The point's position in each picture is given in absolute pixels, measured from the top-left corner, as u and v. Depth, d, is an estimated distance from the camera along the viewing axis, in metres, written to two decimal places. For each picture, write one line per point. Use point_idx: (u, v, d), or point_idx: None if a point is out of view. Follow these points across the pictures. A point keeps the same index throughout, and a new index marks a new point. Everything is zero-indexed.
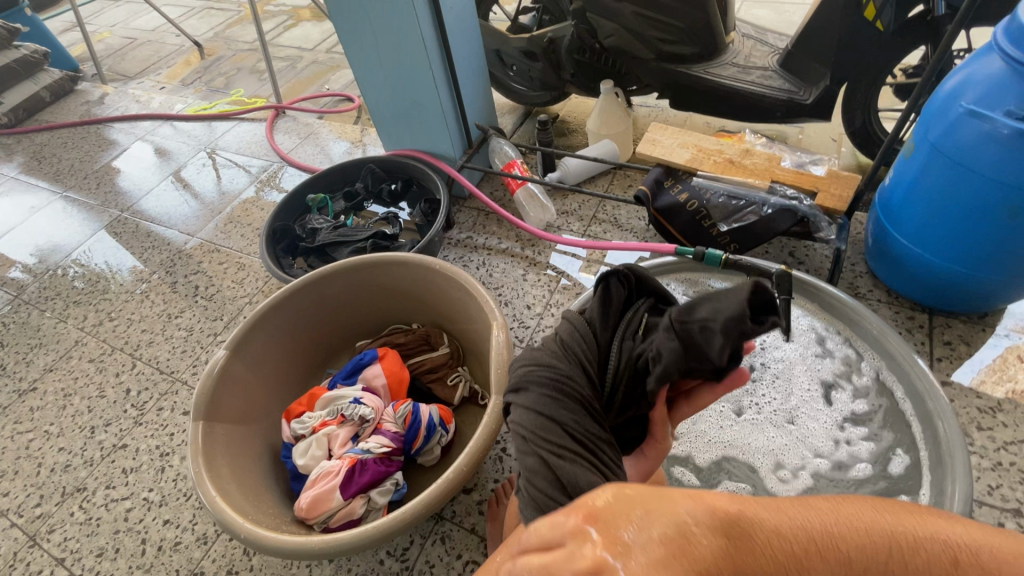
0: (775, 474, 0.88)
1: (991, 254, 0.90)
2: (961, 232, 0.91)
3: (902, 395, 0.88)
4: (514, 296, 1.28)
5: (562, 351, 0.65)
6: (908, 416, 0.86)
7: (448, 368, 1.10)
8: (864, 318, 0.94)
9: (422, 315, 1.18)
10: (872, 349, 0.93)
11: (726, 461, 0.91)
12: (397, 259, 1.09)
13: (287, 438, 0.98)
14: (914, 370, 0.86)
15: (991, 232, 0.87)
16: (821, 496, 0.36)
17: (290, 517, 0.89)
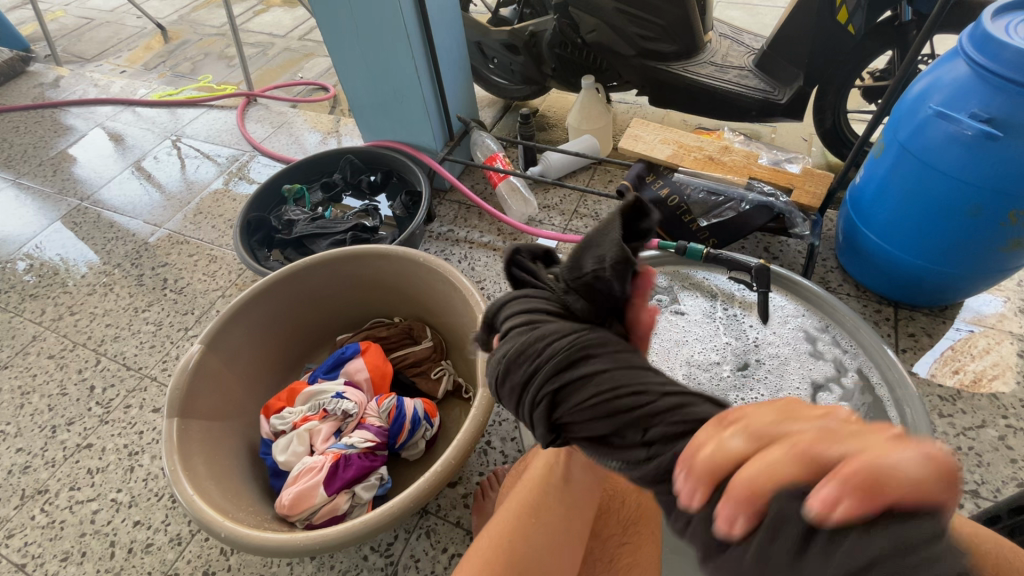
0: None
1: (954, 249, 0.94)
2: (928, 229, 0.95)
3: (879, 381, 0.91)
4: (497, 290, 1.28)
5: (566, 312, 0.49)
6: (886, 405, 0.88)
7: (431, 362, 1.09)
8: (837, 309, 0.97)
9: (404, 309, 1.17)
10: (850, 340, 0.96)
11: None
12: (379, 251, 1.07)
13: (267, 434, 0.96)
14: (885, 359, 0.90)
15: (955, 228, 0.92)
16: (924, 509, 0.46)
17: (271, 514, 0.87)
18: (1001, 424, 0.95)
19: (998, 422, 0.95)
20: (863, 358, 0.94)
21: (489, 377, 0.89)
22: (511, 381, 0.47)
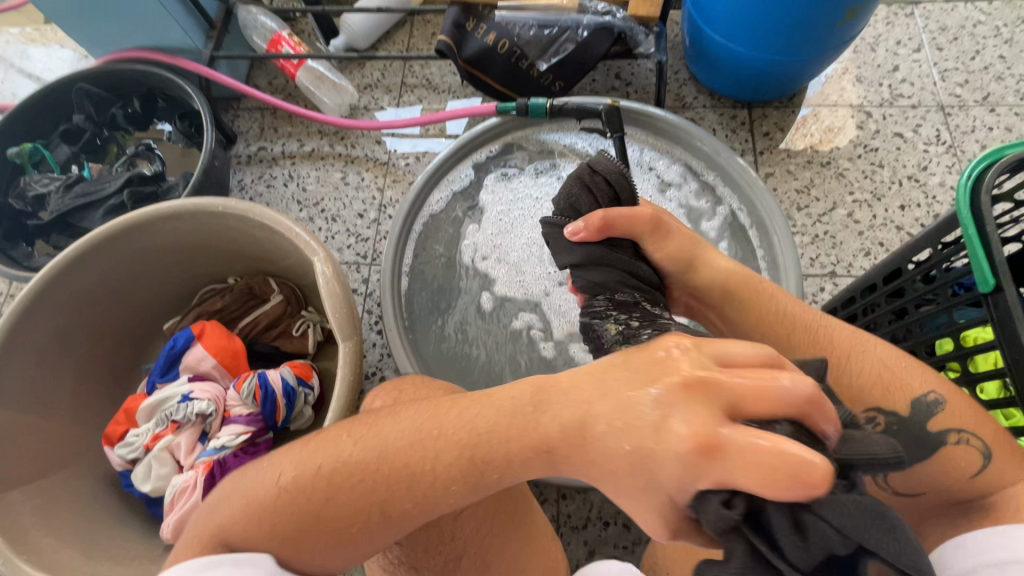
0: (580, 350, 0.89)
1: (791, 35, 0.88)
2: (767, 16, 0.87)
3: (750, 224, 0.87)
4: (341, 208, 1.08)
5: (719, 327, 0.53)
6: (745, 228, 0.87)
7: (289, 318, 0.94)
8: (694, 138, 0.90)
9: (234, 266, 0.97)
10: (727, 188, 0.90)
11: (527, 303, 0.93)
12: (161, 212, 0.83)
13: (120, 466, 0.81)
14: (757, 195, 0.85)
15: (793, 8, 0.84)
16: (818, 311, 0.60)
17: (162, 548, 0.77)
18: (848, 201, 1.00)
19: (846, 201, 1.00)
20: (735, 199, 0.89)
21: (348, 328, 0.75)
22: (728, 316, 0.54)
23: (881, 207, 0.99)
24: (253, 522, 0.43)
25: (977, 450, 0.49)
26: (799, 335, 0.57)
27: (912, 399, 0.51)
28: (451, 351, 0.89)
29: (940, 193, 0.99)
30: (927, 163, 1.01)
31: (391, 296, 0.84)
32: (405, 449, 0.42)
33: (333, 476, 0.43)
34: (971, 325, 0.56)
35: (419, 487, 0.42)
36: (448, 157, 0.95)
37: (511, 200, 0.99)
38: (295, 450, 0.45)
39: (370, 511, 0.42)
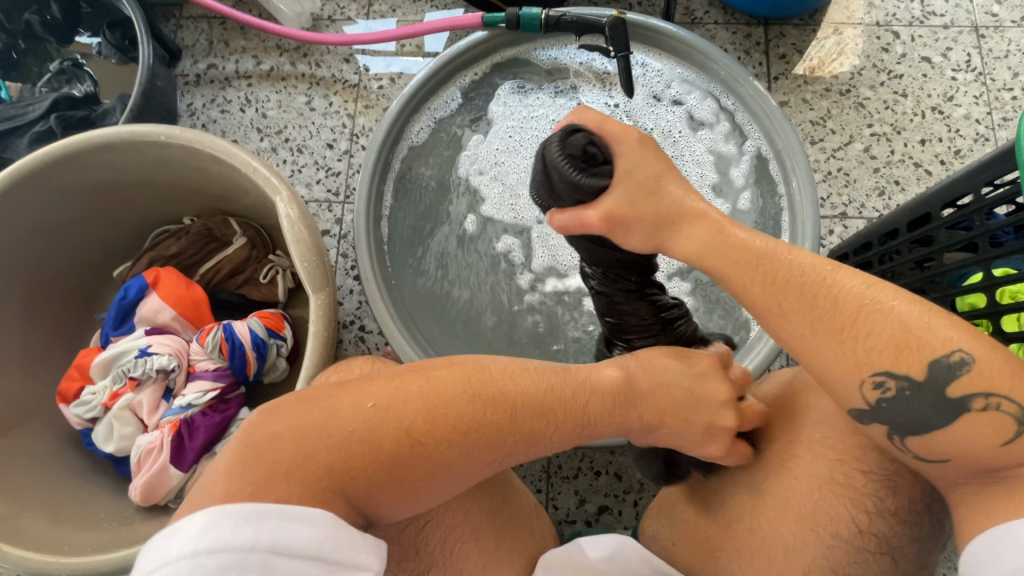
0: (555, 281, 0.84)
1: None
2: None
3: (769, 155, 0.79)
4: (308, 137, 0.96)
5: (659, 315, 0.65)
6: (768, 160, 0.79)
7: (256, 263, 0.85)
8: (710, 59, 0.80)
9: (188, 205, 0.86)
10: (744, 115, 0.81)
11: (514, 225, 0.86)
12: (94, 142, 0.71)
13: (79, 425, 0.75)
14: (777, 126, 0.76)
15: None
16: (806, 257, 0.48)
17: (133, 509, 0.73)
18: (867, 134, 0.92)
19: (864, 134, 0.92)
20: (754, 128, 0.81)
21: (319, 278, 0.67)
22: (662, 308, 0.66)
23: (900, 141, 0.91)
24: (297, 480, 0.38)
25: (1010, 415, 0.40)
26: (791, 306, 0.46)
27: (931, 360, 0.42)
28: (429, 289, 0.82)
29: (964, 127, 0.91)
30: (954, 93, 0.93)
31: (365, 233, 0.74)
32: (456, 408, 0.43)
33: (372, 433, 0.41)
34: (1012, 281, 0.51)
35: (494, 437, 0.44)
36: (428, 79, 0.82)
37: (517, 134, 0.88)
38: (314, 411, 0.41)
39: (424, 465, 0.42)
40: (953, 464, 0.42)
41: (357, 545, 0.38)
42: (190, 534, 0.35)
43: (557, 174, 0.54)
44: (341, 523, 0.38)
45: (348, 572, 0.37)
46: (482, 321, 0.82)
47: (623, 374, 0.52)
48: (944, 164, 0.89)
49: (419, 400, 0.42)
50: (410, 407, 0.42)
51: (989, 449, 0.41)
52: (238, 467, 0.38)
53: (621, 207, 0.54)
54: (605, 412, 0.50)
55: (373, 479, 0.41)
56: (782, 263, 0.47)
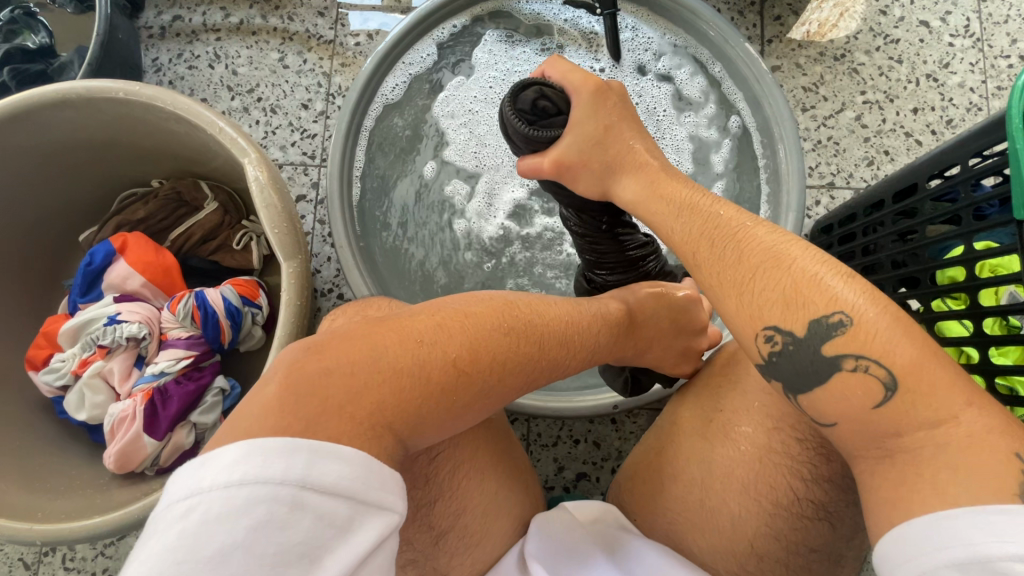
0: (525, 232, 0.84)
1: None
2: None
3: (757, 126, 0.77)
4: (281, 97, 0.92)
5: (631, 260, 0.70)
6: (752, 140, 0.79)
7: (228, 229, 0.83)
8: (699, 20, 0.76)
9: (155, 167, 0.82)
10: (732, 81, 0.79)
11: (484, 175, 0.84)
12: (48, 99, 0.67)
13: (50, 393, 0.74)
14: (767, 93, 0.73)
15: None
16: (732, 210, 0.51)
17: (109, 477, 0.72)
18: (858, 102, 0.89)
19: (856, 102, 0.89)
20: (741, 94, 0.78)
21: (291, 245, 0.65)
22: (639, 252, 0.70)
23: (892, 110, 0.89)
24: (349, 417, 0.37)
25: (878, 380, 0.40)
26: (705, 255, 0.49)
27: (812, 319, 0.43)
28: (392, 245, 0.81)
29: (957, 96, 0.89)
30: (951, 60, 0.90)
31: (339, 198, 0.71)
32: (493, 340, 0.44)
33: (421, 365, 0.41)
34: (993, 255, 0.50)
35: (527, 363, 0.46)
36: (407, 32, 0.77)
37: (491, 94, 0.85)
38: (361, 347, 0.41)
39: (472, 392, 0.43)
40: (840, 427, 0.42)
41: (386, 485, 0.35)
42: (223, 463, 0.32)
43: (510, 129, 0.61)
44: (374, 463, 0.35)
45: (374, 512, 0.34)
46: (435, 280, 0.82)
47: (624, 307, 0.58)
48: (935, 133, 0.88)
49: (461, 332, 0.43)
50: (451, 338, 0.43)
51: (863, 411, 0.40)
52: (259, 411, 0.36)
53: (571, 154, 0.59)
54: (607, 343, 0.55)
55: (416, 410, 0.40)
56: (715, 220, 0.50)
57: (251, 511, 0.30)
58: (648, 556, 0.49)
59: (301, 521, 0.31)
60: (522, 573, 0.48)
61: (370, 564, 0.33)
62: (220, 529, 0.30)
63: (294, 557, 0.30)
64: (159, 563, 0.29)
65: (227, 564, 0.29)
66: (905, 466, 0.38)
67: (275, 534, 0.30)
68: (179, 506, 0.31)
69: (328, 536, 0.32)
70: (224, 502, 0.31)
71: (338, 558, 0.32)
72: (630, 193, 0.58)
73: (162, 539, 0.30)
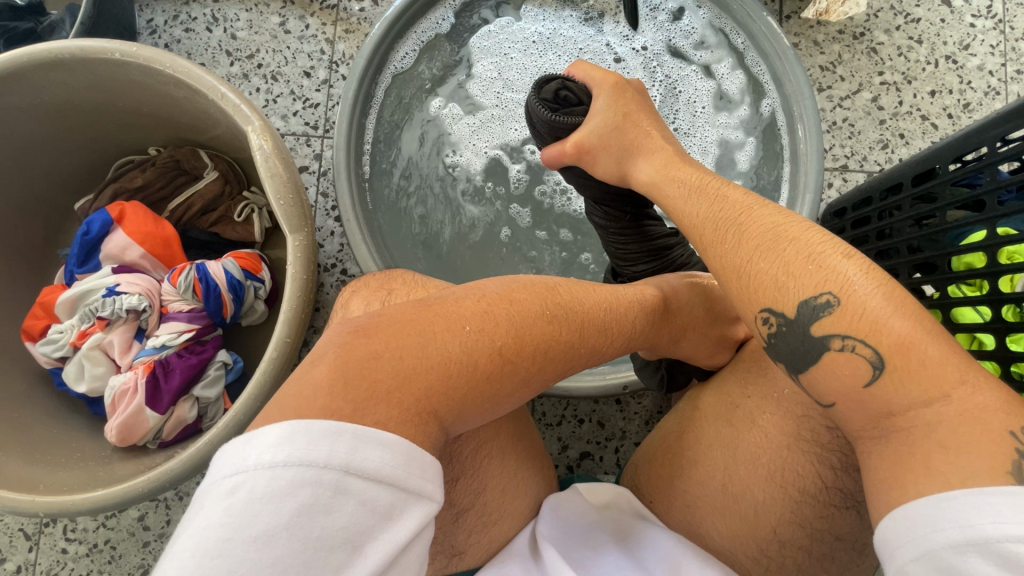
0: (538, 183, 0.82)
1: None
2: None
3: (777, 105, 0.75)
4: (282, 63, 0.88)
5: (656, 248, 0.67)
6: (779, 130, 0.76)
7: (229, 200, 0.80)
8: None
9: (153, 135, 0.80)
10: (756, 56, 0.76)
11: (494, 123, 0.82)
12: (39, 58, 0.64)
13: (48, 364, 0.72)
14: (791, 68, 0.71)
15: None
16: (735, 191, 0.49)
17: (110, 449, 0.71)
18: (876, 83, 0.88)
19: (873, 82, 0.88)
20: (763, 68, 0.76)
21: (296, 219, 0.63)
22: (664, 241, 0.68)
23: (910, 92, 0.87)
24: (397, 403, 0.36)
25: (865, 360, 0.39)
26: (711, 237, 0.48)
27: (800, 300, 0.42)
28: (393, 201, 0.78)
29: (976, 79, 0.87)
30: (971, 41, 0.88)
31: (347, 174, 0.69)
32: (537, 329, 0.43)
33: (468, 354, 0.40)
34: (1013, 242, 0.49)
35: (574, 346, 0.45)
36: (407, 6, 0.75)
37: (513, 68, 0.82)
38: (408, 331, 0.40)
39: (517, 380, 0.42)
40: (839, 408, 0.41)
41: (426, 473, 0.34)
42: (269, 443, 0.31)
43: (535, 117, 0.63)
44: (415, 451, 0.34)
45: (415, 501, 0.33)
46: (440, 236, 0.80)
47: (659, 294, 0.57)
48: (951, 117, 0.86)
49: (506, 318, 0.42)
50: (492, 324, 0.42)
51: (857, 391, 0.40)
52: (286, 398, 0.35)
53: (592, 138, 0.59)
54: (646, 329, 0.54)
55: (457, 397, 0.39)
56: (724, 202, 0.49)
57: (297, 493, 0.30)
58: (660, 540, 0.49)
59: (344, 506, 0.30)
60: (534, 553, 0.48)
61: (410, 550, 0.33)
62: (266, 509, 0.29)
63: (337, 542, 0.30)
64: (207, 539, 0.28)
65: (272, 545, 0.29)
66: (901, 446, 0.38)
67: (319, 518, 0.30)
68: (225, 483, 0.30)
69: (371, 521, 0.31)
70: (270, 482, 0.30)
71: (380, 545, 0.31)
72: (645, 173, 0.57)
73: (209, 515, 0.29)
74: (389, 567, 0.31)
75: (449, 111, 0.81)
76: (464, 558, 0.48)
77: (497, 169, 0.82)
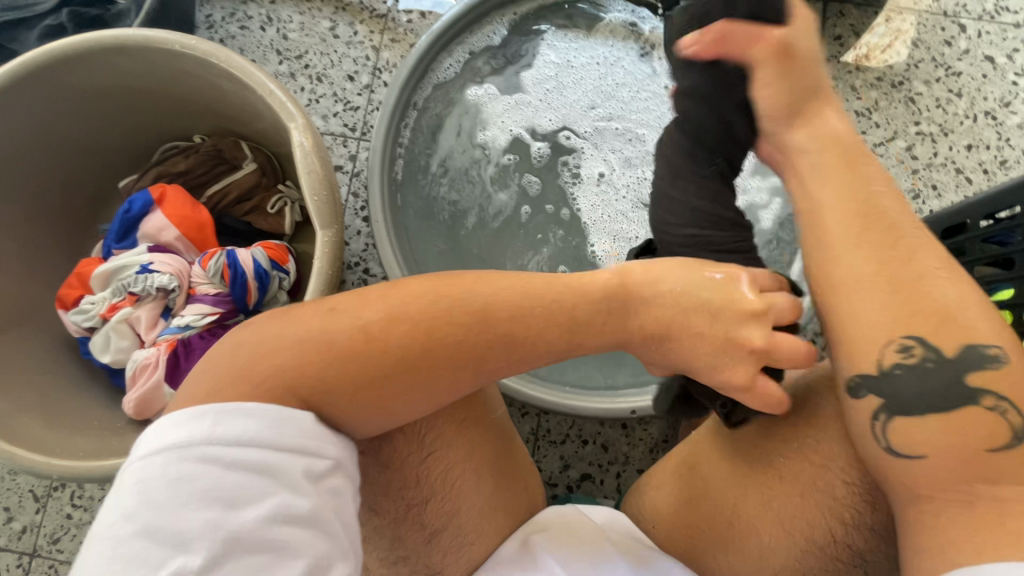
0: (569, 172, 0.83)
1: None
2: None
3: None
4: (328, 66, 0.92)
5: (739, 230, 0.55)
6: None
7: (264, 191, 0.83)
8: None
9: (199, 123, 0.83)
10: None
11: (523, 109, 0.83)
12: (106, 43, 0.68)
13: (76, 333, 0.75)
14: None
15: None
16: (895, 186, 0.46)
17: (125, 421, 0.73)
18: (912, 132, 0.87)
19: (908, 131, 0.87)
20: None
21: (328, 216, 0.65)
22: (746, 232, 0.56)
23: (945, 143, 0.87)
24: (319, 378, 0.40)
25: (1009, 424, 0.38)
26: (857, 232, 0.44)
27: (966, 343, 0.40)
28: (426, 182, 0.79)
29: (1014, 137, 0.87)
30: (1011, 99, 0.88)
31: (380, 176, 0.71)
32: (506, 317, 0.43)
33: (438, 340, 0.41)
34: None
35: (470, 370, 0.42)
36: (462, 15, 0.77)
37: (556, 88, 0.84)
38: (381, 310, 0.41)
39: (413, 402, 0.42)
40: (929, 462, 0.39)
41: (317, 438, 0.38)
42: (165, 432, 0.35)
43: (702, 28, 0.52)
44: (304, 420, 0.38)
45: (309, 462, 0.37)
46: (464, 220, 0.80)
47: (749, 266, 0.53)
48: (986, 173, 0.86)
49: (411, 329, 0.41)
50: (393, 329, 0.41)
51: (965, 448, 0.38)
52: (247, 370, 0.38)
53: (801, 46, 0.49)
54: (615, 320, 0.46)
55: (350, 403, 0.40)
56: (817, 214, 0.46)
57: (193, 475, 0.34)
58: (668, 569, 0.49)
59: (235, 478, 0.34)
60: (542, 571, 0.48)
61: (313, 514, 0.36)
62: (170, 490, 0.33)
63: (236, 509, 0.34)
64: (121, 525, 0.32)
65: (178, 519, 0.32)
66: (989, 514, 0.37)
67: (215, 491, 0.33)
68: (130, 475, 0.34)
69: (291, 481, 0.36)
70: (168, 466, 0.34)
71: (278, 506, 0.35)
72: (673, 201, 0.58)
73: (122, 502, 0.33)
74: (289, 527, 0.35)
75: (487, 92, 0.82)
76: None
77: (526, 157, 0.83)
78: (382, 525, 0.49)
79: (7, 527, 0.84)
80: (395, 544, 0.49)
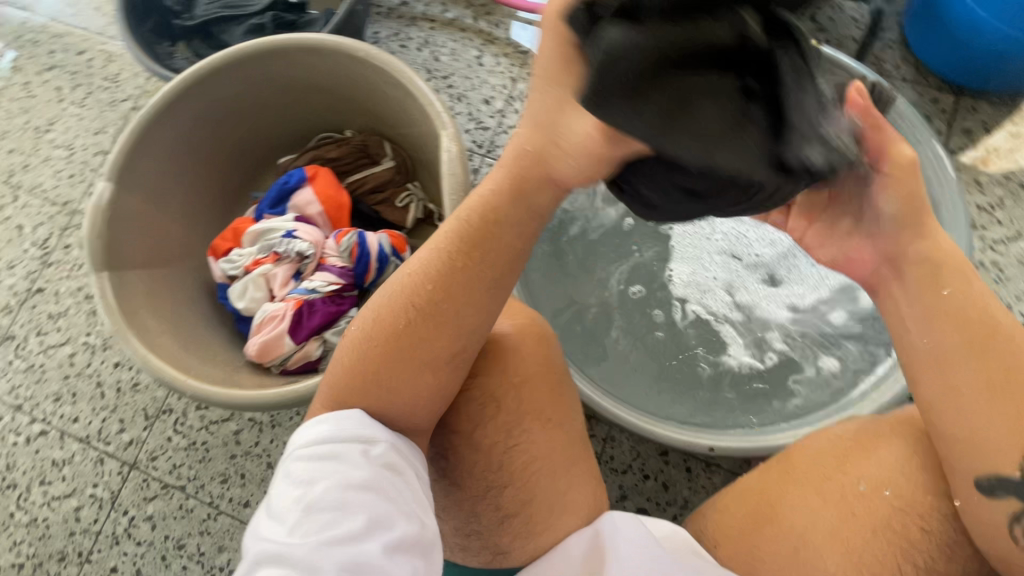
0: None
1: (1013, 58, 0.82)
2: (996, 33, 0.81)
3: None
4: (469, 88, 1.03)
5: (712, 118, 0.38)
6: None
7: (396, 187, 0.93)
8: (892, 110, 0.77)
9: (355, 120, 0.95)
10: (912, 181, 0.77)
11: None
12: (305, 44, 0.81)
13: (220, 279, 0.86)
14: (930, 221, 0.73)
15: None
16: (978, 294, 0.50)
17: (243, 362, 0.83)
18: None
19: None
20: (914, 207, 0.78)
21: (460, 214, 0.72)
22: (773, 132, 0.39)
23: None
24: (390, 358, 0.52)
25: None
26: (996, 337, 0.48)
27: None
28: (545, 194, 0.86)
29: None
30: None
31: None
32: (473, 242, 0.53)
33: (438, 270, 0.53)
34: None
35: (469, 296, 0.53)
36: None
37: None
38: (401, 283, 0.54)
39: (445, 354, 0.52)
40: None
41: (371, 428, 0.49)
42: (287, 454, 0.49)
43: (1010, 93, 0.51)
44: (362, 416, 0.49)
45: (365, 445, 0.47)
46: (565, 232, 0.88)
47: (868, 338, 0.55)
48: None
49: (401, 303, 0.53)
50: (384, 315, 0.53)
51: None
52: (357, 363, 0.52)
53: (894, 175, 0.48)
54: (540, 188, 0.52)
55: (383, 385, 0.51)
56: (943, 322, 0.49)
57: (292, 468, 0.45)
58: None
59: (315, 462, 0.45)
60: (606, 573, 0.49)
61: (367, 481, 0.44)
62: (279, 485, 0.45)
63: (315, 480, 0.44)
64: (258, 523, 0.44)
65: (282, 500, 0.44)
66: None
67: (301, 473, 0.44)
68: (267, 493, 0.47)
69: (354, 460, 0.45)
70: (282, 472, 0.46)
71: (340, 473, 0.44)
72: None
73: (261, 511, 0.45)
74: (348, 488, 0.43)
75: None
76: (506, 558, 0.53)
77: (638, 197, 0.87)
78: (464, 499, 0.54)
79: (117, 437, 0.95)
80: (471, 521, 0.53)
